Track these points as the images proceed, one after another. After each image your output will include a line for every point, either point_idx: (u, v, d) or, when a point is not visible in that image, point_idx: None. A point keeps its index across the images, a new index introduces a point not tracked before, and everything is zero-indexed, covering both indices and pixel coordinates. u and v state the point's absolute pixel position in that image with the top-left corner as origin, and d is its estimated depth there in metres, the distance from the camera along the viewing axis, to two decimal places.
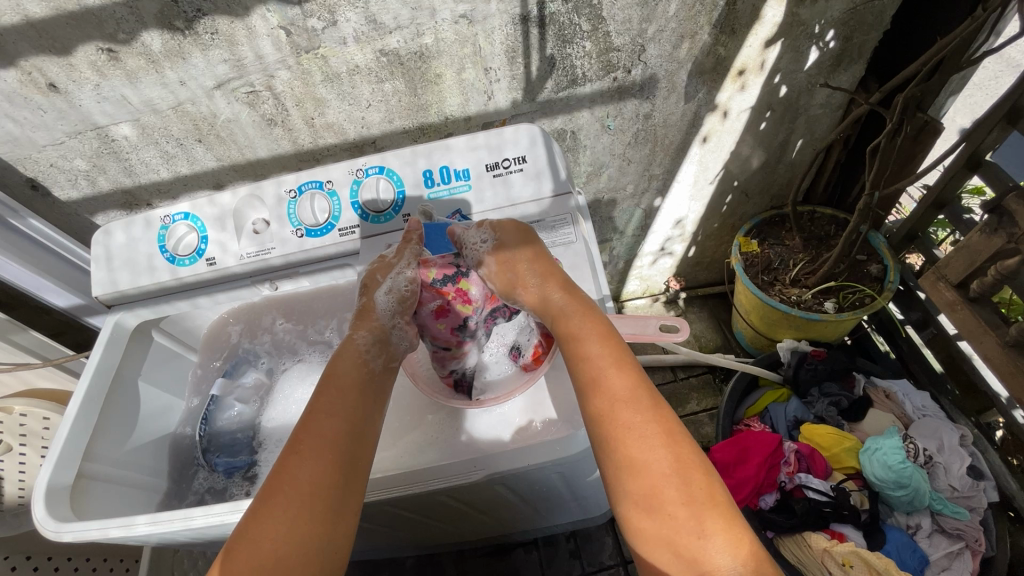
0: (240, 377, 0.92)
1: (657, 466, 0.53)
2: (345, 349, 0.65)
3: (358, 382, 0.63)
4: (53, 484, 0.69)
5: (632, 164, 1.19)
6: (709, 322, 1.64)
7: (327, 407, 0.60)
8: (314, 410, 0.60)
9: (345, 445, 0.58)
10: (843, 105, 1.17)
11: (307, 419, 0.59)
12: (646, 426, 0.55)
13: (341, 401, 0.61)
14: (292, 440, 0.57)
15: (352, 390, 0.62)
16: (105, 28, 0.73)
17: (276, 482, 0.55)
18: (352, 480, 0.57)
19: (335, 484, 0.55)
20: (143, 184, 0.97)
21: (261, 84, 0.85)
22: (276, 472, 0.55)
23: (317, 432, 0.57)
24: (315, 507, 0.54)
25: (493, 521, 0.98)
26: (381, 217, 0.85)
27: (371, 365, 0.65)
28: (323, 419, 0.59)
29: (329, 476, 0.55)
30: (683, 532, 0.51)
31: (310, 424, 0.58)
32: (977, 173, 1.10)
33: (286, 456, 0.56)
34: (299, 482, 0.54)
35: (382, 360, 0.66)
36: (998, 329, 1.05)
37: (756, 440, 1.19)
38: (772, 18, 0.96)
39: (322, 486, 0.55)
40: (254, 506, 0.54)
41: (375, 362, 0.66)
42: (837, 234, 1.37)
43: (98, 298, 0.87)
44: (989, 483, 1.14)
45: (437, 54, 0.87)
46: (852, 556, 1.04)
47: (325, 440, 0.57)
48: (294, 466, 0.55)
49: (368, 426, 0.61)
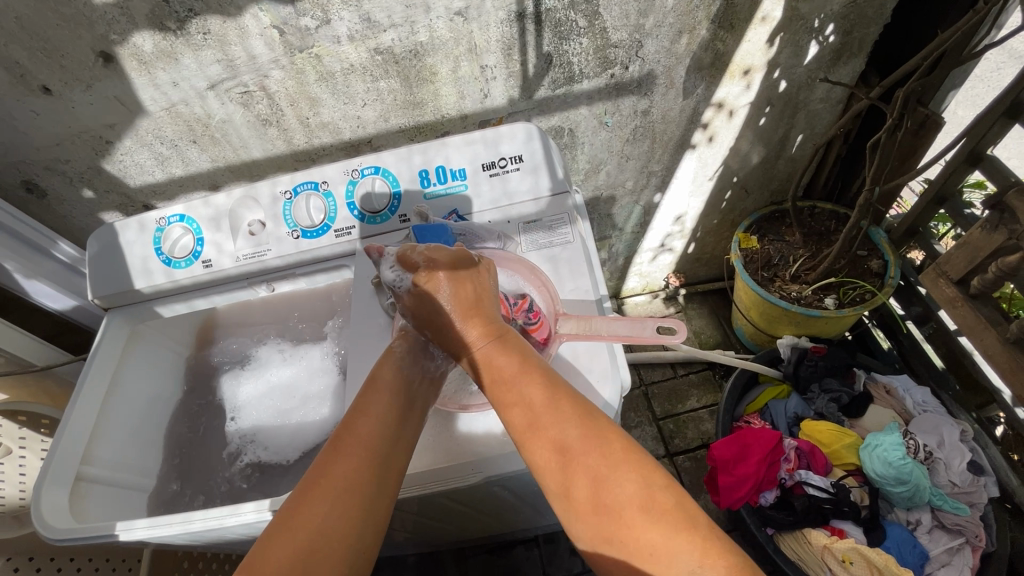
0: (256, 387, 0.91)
1: (612, 503, 0.53)
2: (386, 358, 0.68)
3: (400, 388, 0.65)
4: (49, 491, 0.69)
5: (630, 160, 1.18)
6: (709, 318, 1.64)
7: (369, 411, 0.62)
8: (357, 411, 0.62)
9: (382, 445, 0.59)
10: (843, 99, 1.16)
11: (350, 419, 0.61)
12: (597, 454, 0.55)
13: (384, 404, 0.62)
14: (335, 438, 0.59)
15: (395, 394, 0.64)
16: (96, 29, 0.73)
17: (317, 475, 0.56)
18: (386, 477, 0.58)
19: (373, 483, 0.57)
20: (138, 187, 0.96)
21: (256, 84, 0.84)
22: (319, 468, 0.57)
23: (358, 432, 0.60)
24: (351, 503, 0.55)
25: (493, 522, 0.98)
26: (377, 218, 0.84)
27: (411, 376, 0.66)
28: (366, 420, 0.61)
29: (365, 473, 0.57)
30: (655, 562, 0.50)
31: (351, 423, 0.60)
32: (979, 168, 1.09)
33: (330, 454, 0.58)
34: (338, 479, 0.56)
35: (418, 369, 0.67)
36: (1000, 326, 1.05)
37: (757, 438, 1.18)
38: (772, 11, 0.95)
39: (360, 486, 0.56)
40: (294, 495, 0.55)
41: (413, 371, 0.67)
42: (838, 229, 1.36)
43: (96, 303, 0.87)
44: (989, 479, 1.13)
45: (432, 51, 0.86)
46: (851, 552, 1.05)
47: (364, 440, 0.59)
48: (335, 461, 0.57)
49: (402, 432, 0.61)
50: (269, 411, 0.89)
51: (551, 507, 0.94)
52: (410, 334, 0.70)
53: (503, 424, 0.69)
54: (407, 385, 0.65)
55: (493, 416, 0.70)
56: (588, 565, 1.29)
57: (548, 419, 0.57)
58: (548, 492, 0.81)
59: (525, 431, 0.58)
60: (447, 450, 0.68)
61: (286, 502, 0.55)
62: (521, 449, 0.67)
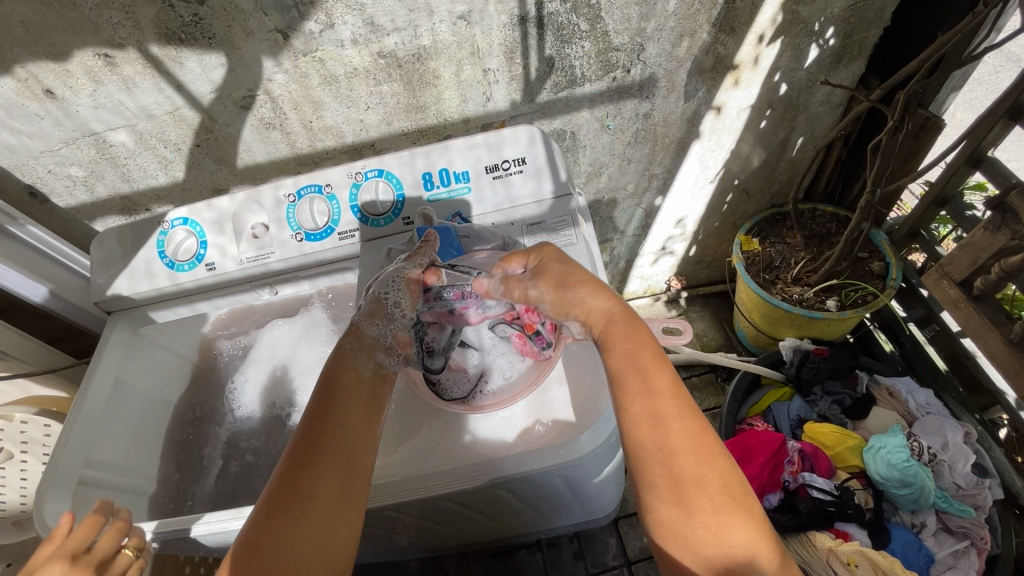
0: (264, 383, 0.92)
1: (684, 465, 0.53)
2: (339, 360, 0.66)
3: (357, 388, 0.64)
4: (51, 496, 0.69)
5: (632, 164, 1.19)
6: (711, 321, 1.64)
7: (328, 413, 0.61)
8: (315, 418, 0.61)
9: (343, 452, 0.59)
10: (843, 102, 1.16)
11: (310, 425, 0.60)
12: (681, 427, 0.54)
13: (345, 407, 0.62)
14: (290, 453, 0.58)
15: (352, 394, 0.64)
16: (102, 33, 0.73)
17: (283, 488, 0.56)
18: (354, 483, 0.58)
19: (341, 489, 0.57)
20: (141, 190, 0.96)
21: (261, 88, 0.85)
22: (283, 480, 0.56)
23: (322, 439, 0.59)
24: (320, 517, 0.55)
25: (499, 526, 0.99)
26: (380, 220, 0.84)
27: (366, 377, 0.66)
28: (327, 427, 0.60)
29: (333, 482, 0.57)
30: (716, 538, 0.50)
31: (313, 428, 0.60)
32: (980, 170, 1.09)
33: (291, 467, 0.57)
34: (309, 490, 0.56)
35: (372, 365, 0.67)
36: (1001, 327, 1.05)
37: (759, 440, 1.18)
38: (772, 15, 0.96)
39: (329, 494, 0.56)
40: (259, 512, 0.55)
41: (366, 368, 0.67)
42: (839, 232, 1.36)
43: (99, 306, 0.87)
44: (994, 481, 1.13)
45: (435, 55, 0.87)
46: (856, 555, 1.03)
47: (330, 447, 0.59)
48: (302, 473, 0.56)
49: (363, 433, 0.62)
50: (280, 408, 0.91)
51: (556, 510, 0.93)
52: (364, 334, 0.69)
53: (513, 431, 0.69)
54: (362, 384, 0.65)
55: (499, 418, 0.70)
56: (592, 569, 1.28)
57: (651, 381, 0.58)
58: (555, 496, 0.82)
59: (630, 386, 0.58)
60: (450, 453, 0.68)
61: (252, 526, 0.54)
62: (528, 451, 0.66)
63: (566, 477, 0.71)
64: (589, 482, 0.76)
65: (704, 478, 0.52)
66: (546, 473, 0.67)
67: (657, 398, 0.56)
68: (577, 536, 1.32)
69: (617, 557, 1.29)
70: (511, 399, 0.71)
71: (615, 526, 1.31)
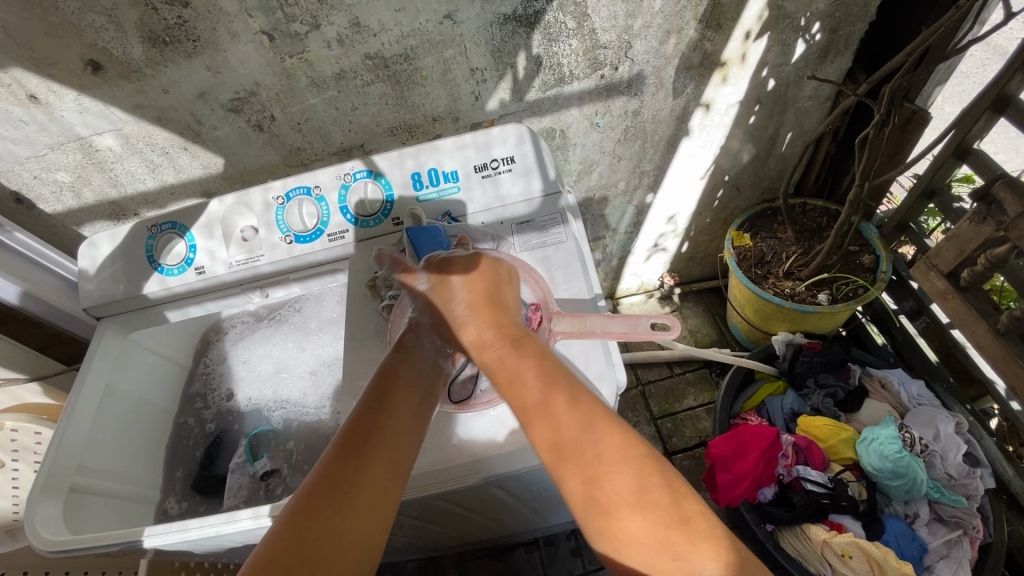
0: (258, 375, 0.97)
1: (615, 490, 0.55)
2: (401, 353, 0.69)
3: (414, 382, 0.66)
4: (43, 502, 0.68)
5: (622, 161, 1.19)
6: (704, 316, 1.64)
7: (388, 403, 0.63)
8: (374, 404, 0.63)
9: (395, 441, 0.61)
10: (831, 96, 1.17)
11: (366, 412, 0.62)
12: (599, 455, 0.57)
13: (401, 397, 0.64)
14: (344, 438, 0.60)
15: (412, 387, 0.66)
16: (85, 37, 0.73)
17: (333, 471, 0.57)
18: (397, 475, 0.59)
19: (385, 478, 0.58)
20: (129, 195, 0.96)
21: (247, 91, 0.84)
22: (331, 463, 0.58)
23: (375, 428, 0.61)
24: (359, 501, 0.56)
25: (494, 524, 0.99)
26: (370, 221, 0.84)
27: (421, 372, 0.68)
28: (384, 414, 0.62)
29: (379, 470, 0.58)
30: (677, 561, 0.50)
31: (370, 417, 0.61)
32: (966, 162, 1.10)
33: (340, 452, 0.59)
34: (353, 473, 0.57)
35: (431, 364, 0.70)
36: (989, 317, 1.06)
37: (753, 434, 1.18)
38: (758, 11, 0.96)
39: (372, 480, 0.57)
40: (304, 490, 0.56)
41: (425, 366, 0.69)
42: (829, 226, 1.37)
43: (87, 311, 0.86)
44: (985, 470, 1.14)
45: (422, 55, 0.86)
46: (851, 547, 1.05)
47: (380, 437, 0.60)
48: (348, 458, 0.58)
49: (413, 425, 0.63)
50: (259, 392, 0.96)
51: (551, 508, 0.94)
52: (420, 334, 0.72)
53: (503, 430, 0.68)
54: (418, 380, 0.67)
55: (490, 417, 0.70)
56: (589, 566, 1.28)
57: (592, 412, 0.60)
58: (549, 493, 0.82)
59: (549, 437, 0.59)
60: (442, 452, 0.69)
61: (295, 504, 0.55)
62: (520, 448, 0.66)
63: None
64: None
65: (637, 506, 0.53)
66: (539, 470, 0.67)
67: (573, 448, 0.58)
68: (574, 534, 1.32)
69: None
70: (499, 396, 0.70)
71: None
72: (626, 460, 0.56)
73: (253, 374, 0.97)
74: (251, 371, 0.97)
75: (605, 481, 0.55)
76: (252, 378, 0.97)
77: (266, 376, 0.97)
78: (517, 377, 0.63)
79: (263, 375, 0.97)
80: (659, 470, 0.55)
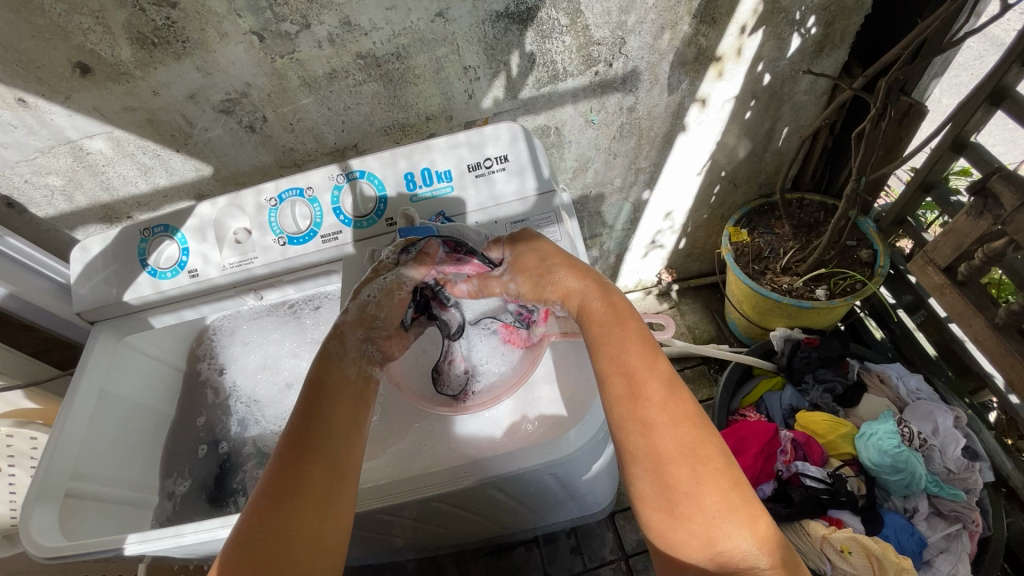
0: (244, 378, 0.95)
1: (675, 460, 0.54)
2: (325, 363, 0.66)
3: (347, 387, 0.65)
4: (39, 505, 0.68)
5: (618, 158, 1.18)
6: (702, 313, 1.64)
7: (321, 411, 0.62)
8: (303, 417, 0.61)
9: (328, 449, 0.59)
10: (827, 90, 1.16)
11: (302, 424, 0.60)
12: (671, 409, 0.57)
13: (338, 404, 0.63)
14: (281, 451, 0.59)
15: (346, 394, 0.65)
16: (72, 39, 0.72)
17: (274, 486, 0.56)
18: (342, 480, 0.58)
19: (327, 486, 0.57)
20: (122, 198, 0.95)
21: (238, 91, 0.83)
22: (272, 479, 0.56)
23: (314, 438, 0.59)
24: (308, 510, 0.55)
25: (493, 525, 1.00)
26: (363, 222, 0.84)
27: (352, 375, 0.67)
28: (314, 425, 0.60)
29: (321, 478, 0.57)
30: (718, 535, 0.51)
31: (306, 428, 0.60)
32: (963, 155, 1.09)
33: (277, 470, 0.57)
34: (294, 488, 0.56)
35: (359, 370, 0.68)
36: (987, 311, 1.06)
37: (753, 430, 1.19)
38: (753, 6, 0.95)
39: (313, 489, 0.56)
40: (250, 511, 0.55)
41: (352, 370, 0.67)
42: (827, 220, 1.36)
43: (80, 316, 0.85)
44: (984, 463, 1.14)
45: (414, 54, 0.86)
46: (850, 542, 1.05)
47: (318, 445, 0.59)
48: (288, 472, 0.56)
49: (353, 428, 0.62)
50: (245, 397, 0.94)
51: (549, 507, 0.94)
52: (347, 335, 0.69)
53: (500, 429, 0.69)
54: (351, 385, 0.66)
55: (485, 418, 0.70)
56: (589, 563, 1.28)
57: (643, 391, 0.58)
58: (547, 494, 0.82)
59: (626, 385, 0.59)
60: (438, 454, 0.68)
61: (241, 529, 0.54)
62: (516, 449, 0.66)
63: (556, 474, 0.71)
64: (580, 478, 0.77)
65: (691, 473, 0.53)
66: (535, 471, 0.67)
67: (646, 400, 0.57)
68: (573, 531, 1.32)
69: (614, 551, 1.29)
70: (495, 399, 0.70)
71: (611, 520, 1.32)
72: (681, 438, 0.55)
73: (240, 375, 0.95)
74: (237, 373, 0.95)
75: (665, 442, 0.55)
76: (239, 378, 0.95)
77: (251, 380, 0.94)
78: (601, 328, 0.64)
79: (248, 381, 0.95)
80: (711, 453, 0.55)
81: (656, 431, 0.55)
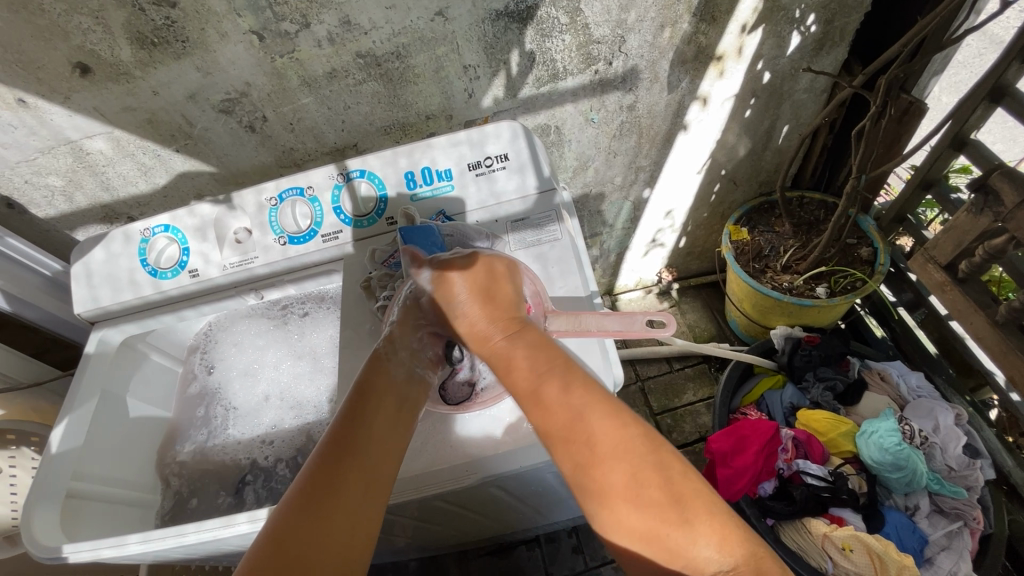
0: (235, 377, 0.93)
1: (624, 487, 0.54)
2: (376, 363, 0.66)
3: (394, 394, 0.65)
4: (44, 505, 0.68)
5: (618, 156, 1.18)
6: (703, 311, 1.64)
7: (364, 414, 0.62)
8: (347, 421, 0.61)
9: (370, 458, 0.59)
10: (827, 88, 1.16)
11: (347, 426, 0.61)
12: (609, 434, 0.57)
13: (385, 410, 0.63)
14: (323, 449, 0.59)
15: (393, 400, 0.64)
16: (72, 39, 0.72)
17: (315, 485, 0.56)
18: (379, 489, 0.58)
19: (365, 493, 0.57)
20: (122, 198, 0.95)
21: (238, 91, 0.83)
22: (314, 477, 0.56)
23: (357, 442, 0.59)
24: (344, 516, 0.55)
25: (494, 525, 1.01)
26: (364, 221, 0.84)
27: (400, 377, 0.66)
28: (357, 430, 0.60)
29: (361, 485, 0.57)
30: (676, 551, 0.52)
31: (351, 431, 0.60)
32: (964, 153, 1.10)
33: (318, 468, 0.57)
34: (334, 489, 0.56)
35: (406, 369, 0.67)
36: (987, 308, 1.06)
37: (753, 428, 1.18)
38: (752, 5, 0.95)
39: (350, 495, 0.56)
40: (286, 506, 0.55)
41: (399, 372, 0.67)
42: (827, 218, 1.36)
43: (81, 317, 0.85)
44: (985, 461, 1.14)
45: (414, 52, 0.86)
46: (851, 539, 1.05)
47: (361, 451, 0.59)
48: (329, 474, 0.56)
49: (396, 436, 0.62)
50: (239, 396, 0.92)
51: (551, 506, 0.94)
52: (394, 333, 0.69)
53: (500, 427, 0.68)
54: (399, 391, 0.65)
55: (487, 415, 0.69)
56: (591, 562, 1.28)
57: (564, 405, 0.59)
58: (549, 492, 0.83)
59: (560, 424, 0.58)
60: (439, 454, 0.68)
61: (273, 523, 0.54)
62: (517, 448, 0.66)
63: (557, 473, 0.71)
64: None
65: (646, 489, 0.54)
66: (536, 469, 0.67)
67: (585, 433, 0.57)
68: (575, 530, 1.32)
69: None
70: (496, 396, 0.69)
71: None
72: (615, 461, 0.55)
73: (231, 375, 0.93)
74: (230, 374, 0.93)
75: (607, 464, 0.55)
76: (228, 382, 0.93)
77: (244, 381, 0.93)
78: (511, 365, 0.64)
79: (241, 380, 0.93)
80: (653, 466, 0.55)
81: (590, 450, 0.56)
